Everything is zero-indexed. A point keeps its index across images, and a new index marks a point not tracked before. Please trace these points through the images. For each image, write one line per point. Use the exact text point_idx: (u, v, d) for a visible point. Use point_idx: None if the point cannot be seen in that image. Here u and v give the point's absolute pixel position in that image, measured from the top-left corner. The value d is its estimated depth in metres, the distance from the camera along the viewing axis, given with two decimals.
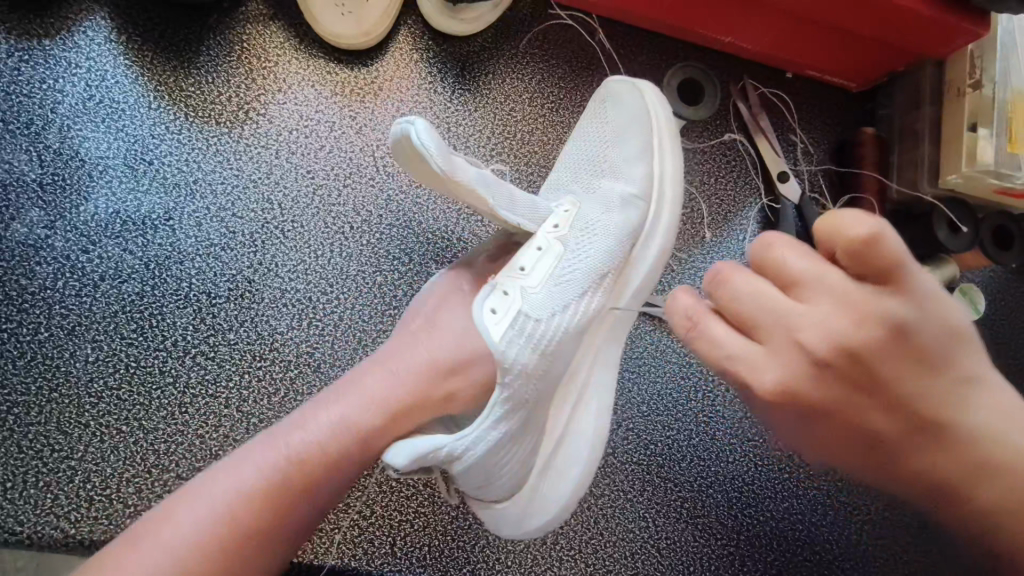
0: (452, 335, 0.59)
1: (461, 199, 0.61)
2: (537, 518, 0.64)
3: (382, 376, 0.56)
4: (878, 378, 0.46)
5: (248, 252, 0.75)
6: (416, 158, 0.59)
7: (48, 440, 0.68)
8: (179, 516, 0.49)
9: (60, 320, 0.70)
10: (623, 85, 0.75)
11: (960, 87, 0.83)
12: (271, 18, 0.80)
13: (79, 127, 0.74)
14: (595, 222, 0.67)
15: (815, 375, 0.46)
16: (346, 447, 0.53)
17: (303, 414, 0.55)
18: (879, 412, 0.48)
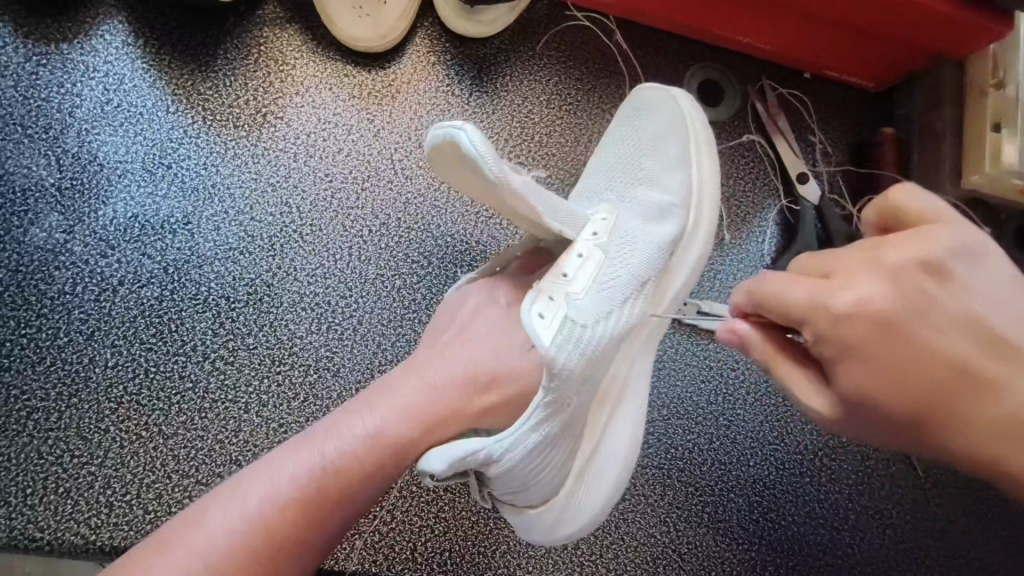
0: (486, 346, 0.59)
1: (507, 206, 0.61)
2: (569, 524, 0.64)
3: (418, 384, 0.56)
4: (939, 310, 0.48)
5: (266, 256, 0.75)
6: (464, 164, 0.58)
7: (69, 446, 0.67)
8: (212, 518, 0.48)
9: (80, 325, 0.70)
10: (659, 92, 0.75)
11: (982, 87, 0.82)
12: (287, 21, 0.79)
13: (97, 131, 0.73)
14: (636, 230, 0.67)
15: (885, 308, 0.48)
16: (382, 455, 0.53)
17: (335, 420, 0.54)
18: (947, 348, 0.48)
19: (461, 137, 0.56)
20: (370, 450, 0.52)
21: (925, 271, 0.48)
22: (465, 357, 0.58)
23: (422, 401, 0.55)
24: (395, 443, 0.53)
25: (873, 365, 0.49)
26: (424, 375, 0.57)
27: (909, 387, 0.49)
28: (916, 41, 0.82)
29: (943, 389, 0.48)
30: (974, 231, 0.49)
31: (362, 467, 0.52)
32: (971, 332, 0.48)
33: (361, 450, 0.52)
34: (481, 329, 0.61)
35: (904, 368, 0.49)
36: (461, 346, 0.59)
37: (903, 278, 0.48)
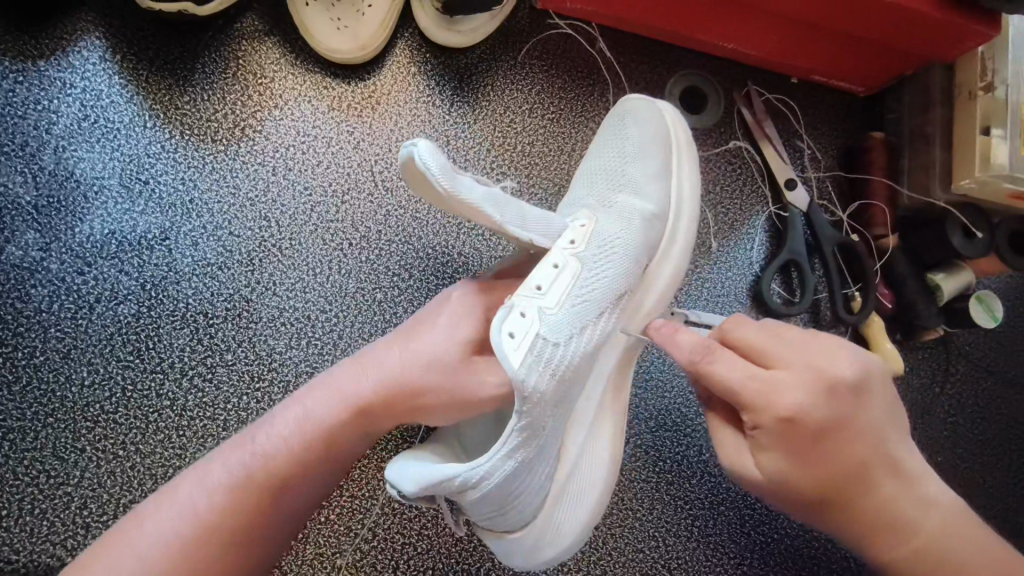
0: (433, 334, 0.58)
1: (469, 218, 0.59)
2: (550, 547, 0.62)
3: (353, 373, 0.57)
4: (855, 422, 0.53)
5: (246, 271, 0.74)
6: (420, 180, 0.57)
7: (45, 466, 0.66)
8: (155, 525, 0.50)
9: (56, 343, 0.69)
10: (642, 103, 0.74)
11: (971, 90, 0.81)
12: (266, 34, 0.79)
13: (74, 148, 0.73)
14: (615, 239, 0.65)
15: (819, 410, 0.52)
16: (320, 446, 0.54)
17: (276, 412, 0.56)
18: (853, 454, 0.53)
19: (409, 155, 0.55)
20: (308, 444, 0.54)
21: (852, 384, 0.53)
22: (412, 351, 0.57)
23: (359, 393, 0.56)
24: (336, 434, 0.55)
25: (798, 451, 0.52)
26: (359, 366, 0.57)
27: (824, 471, 0.53)
28: (902, 44, 0.81)
29: (844, 479, 0.53)
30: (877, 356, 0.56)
31: (299, 460, 0.54)
32: (875, 437, 0.54)
33: (300, 444, 0.54)
34: (437, 316, 0.60)
35: (820, 460, 0.53)
36: (400, 337, 0.59)
37: (835, 388, 0.53)
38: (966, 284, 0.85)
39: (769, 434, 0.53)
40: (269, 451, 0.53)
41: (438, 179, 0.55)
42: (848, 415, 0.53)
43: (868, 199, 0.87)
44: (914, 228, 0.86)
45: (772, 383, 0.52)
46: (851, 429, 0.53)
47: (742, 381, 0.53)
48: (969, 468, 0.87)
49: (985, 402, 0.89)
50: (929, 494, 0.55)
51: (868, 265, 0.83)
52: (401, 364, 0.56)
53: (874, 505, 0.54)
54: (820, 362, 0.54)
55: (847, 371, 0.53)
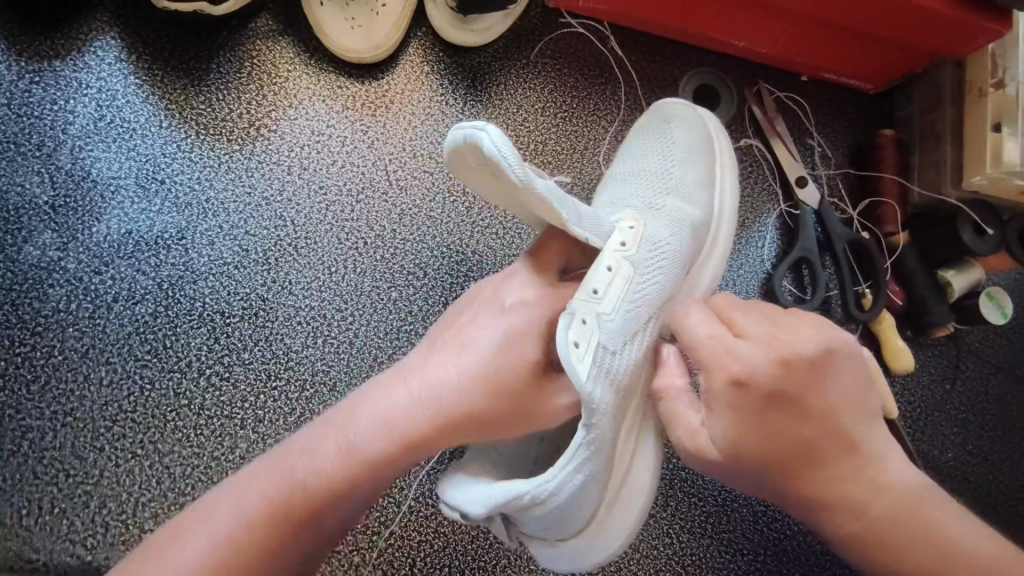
0: (485, 359, 0.55)
1: (531, 206, 0.58)
2: (602, 555, 0.62)
3: (403, 395, 0.53)
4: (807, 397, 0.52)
5: (262, 270, 0.74)
6: (486, 165, 0.55)
7: (64, 466, 0.67)
8: (188, 542, 0.47)
9: (74, 342, 0.69)
10: (681, 107, 0.76)
11: (981, 87, 0.81)
12: (281, 33, 0.79)
13: (91, 148, 0.73)
14: (665, 243, 0.65)
15: (772, 377, 0.51)
16: (371, 470, 0.51)
17: (318, 429, 0.53)
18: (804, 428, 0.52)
19: (478, 141, 0.53)
20: (357, 466, 0.50)
21: (810, 359, 0.52)
22: (467, 376, 0.55)
23: (410, 419, 0.52)
24: (388, 456, 0.52)
25: (749, 415, 0.52)
26: (415, 383, 0.54)
27: (775, 442, 0.52)
28: (913, 41, 0.81)
29: (793, 453, 0.52)
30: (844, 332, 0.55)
31: (340, 488, 0.50)
32: (828, 412, 0.52)
33: (347, 467, 0.50)
34: (487, 336, 0.57)
35: (768, 429, 0.52)
36: (458, 352, 0.56)
37: (791, 362, 0.52)
38: (976, 281, 0.86)
39: (718, 400, 0.53)
40: (314, 472, 0.50)
41: (511, 168, 0.53)
42: (802, 388, 0.52)
43: (879, 196, 0.88)
44: (924, 226, 0.87)
45: (729, 343, 0.53)
46: (803, 403, 0.52)
47: (706, 340, 0.54)
48: (978, 464, 0.87)
49: (994, 398, 0.89)
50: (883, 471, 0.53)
51: (880, 263, 0.84)
52: (465, 382, 0.54)
53: (828, 480, 0.53)
54: (784, 333, 0.54)
55: (809, 345, 0.52)
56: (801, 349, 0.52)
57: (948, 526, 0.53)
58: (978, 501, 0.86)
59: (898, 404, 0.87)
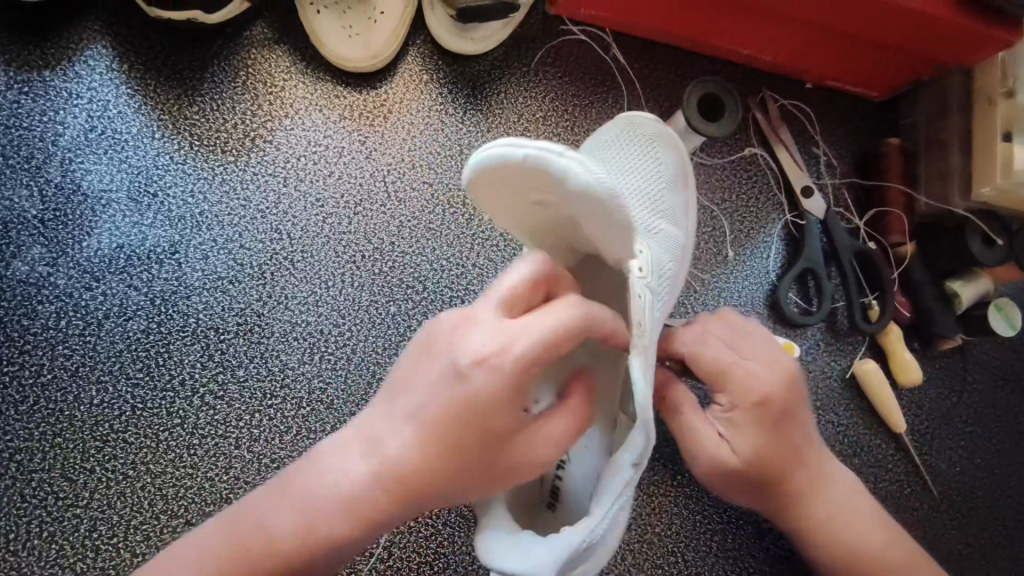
0: (427, 419, 0.46)
1: (602, 237, 0.52)
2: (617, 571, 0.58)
3: (347, 463, 0.48)
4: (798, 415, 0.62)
5: (257, 284, 0.73)
6: (552, 182, 0.48)
7: (53, 488, 0.65)
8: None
9: (64, 360, 0.68)
10: (647, 122, 0.71)
11: (990, 98, 0.80)
12: (276, 41, 0.77)
13: (81, 160, 0.71)
14: (667, 268, 0.66)
15: (780, 396, 0.61)
16: (326, 541, 0.48)
17: (278, 489, 0.50)
18: (795, 442, 0.63)
19: (552, 157, 0.45)
20: (312, 539, 0.48)
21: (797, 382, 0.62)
22: (409, 441, 0.46)
23: (352, 490, 0.47)
24: (344, 529, 0.48)
25: (761, 429, 0.60)
26: (366, 451, 0.47)
27: (776, 450, 0.61)
28: (920, 49, 0.80)
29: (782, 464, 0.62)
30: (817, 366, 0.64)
31: (294, 557, 0.48)
32: (806, 426, 0.64)
33: (300, 538, 0.48)
34: (433, 389, 0.46)
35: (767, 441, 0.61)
36: (410, 415, 0.46)
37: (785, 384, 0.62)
38: (984, 293, 0.84)
39: (737, 416, 0.61)
40: (269, 539, 0.48)
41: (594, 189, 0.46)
42: (796, 409, 0.62)
43: (885, 206, 0.87)
44: (931, 236, 0.86)
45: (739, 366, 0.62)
46: (794, 420, 0.62)
47: (725, 366, 0.62)
48: (987, 478, 0.86)
49: (1003, 411, 0.88)
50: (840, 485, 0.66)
51: (886, 274, 0.83)
52: (416, 454, 0.46)
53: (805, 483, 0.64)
54: (773, 355, 0.63)
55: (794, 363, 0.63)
56: (782, 372, 0.62)
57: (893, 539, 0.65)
58: (986, 516, 0.85)
59: (905, 417, 0.86)
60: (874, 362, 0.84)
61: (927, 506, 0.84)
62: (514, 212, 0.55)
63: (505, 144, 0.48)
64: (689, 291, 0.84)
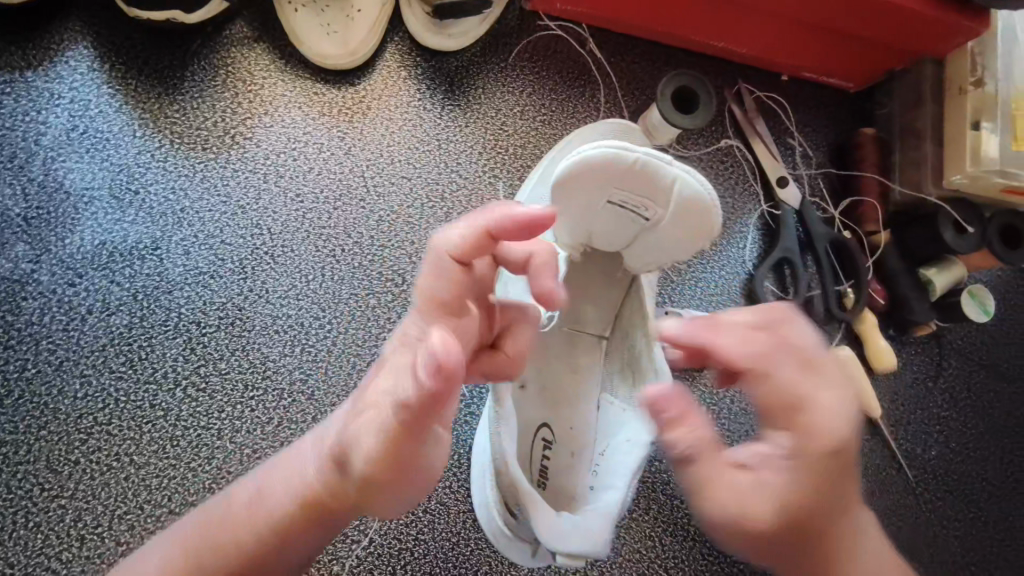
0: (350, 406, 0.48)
1: (675, 244, 0.62)
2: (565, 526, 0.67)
3: (312, 452, 0.52)
4: (843, 471, 0.45)
5: (238, 279, 0.74)
6: (656, 182, 0.58)
7: (39, 479, 0.66)
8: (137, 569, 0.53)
9: (48, 355, 0.69)
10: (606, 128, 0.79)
11: (961, 86, 0.81)
12: (255, 39, 0.78)
13: (63, 158, 0.73)
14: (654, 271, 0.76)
15: (837, 446, 0.43)
16: (271, 523, 0.51)
17: (253, 480, 0.57)
18: (842, 499, 0.47)
19: (662, 164, 0.57)
20: (257, 523, 0.52)
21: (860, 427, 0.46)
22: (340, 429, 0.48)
23: (303, 477, 0.51)
24: (290, 510, 0.51)
25: (801, 478, 0.43)
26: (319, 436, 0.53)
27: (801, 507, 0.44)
28: (892, 40, 0.81)
29: (810, 525, 0.45)
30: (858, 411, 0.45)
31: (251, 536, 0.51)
32: (854, 478, 0.47)
33: (250, 519, 0.52)
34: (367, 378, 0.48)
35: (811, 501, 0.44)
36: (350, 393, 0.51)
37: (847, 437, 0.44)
38: (958, 280, 0.85)
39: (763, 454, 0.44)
40: (226, 521, 0.53)
41: (694, 191, 0.57)
42: (844, 464, 0.45)
43: (860, 195, 0.88)
44: (904, 225, 0.87)
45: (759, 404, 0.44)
46: (849, 472, 0.46)
47: (801, 390, 0.44)
48: (962, 462, 0.87)
49: (978, 396, 0.89)
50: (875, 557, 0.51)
51: (861, 262, 0.84)
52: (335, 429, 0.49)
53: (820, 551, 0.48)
54: (824, 404, 0.44)
55: (853, 404, 0.45)
56: (839, 426, 0.43)
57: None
58: (960, 499, 0.86)
59: (880, 403, 0.87)
60: (848, 348, 0.84)
61: (903, 489, 0.85)
62: (583, 214, 0.62)
63: (617, 146, 0.57)
64: (667, 281, 0.85)
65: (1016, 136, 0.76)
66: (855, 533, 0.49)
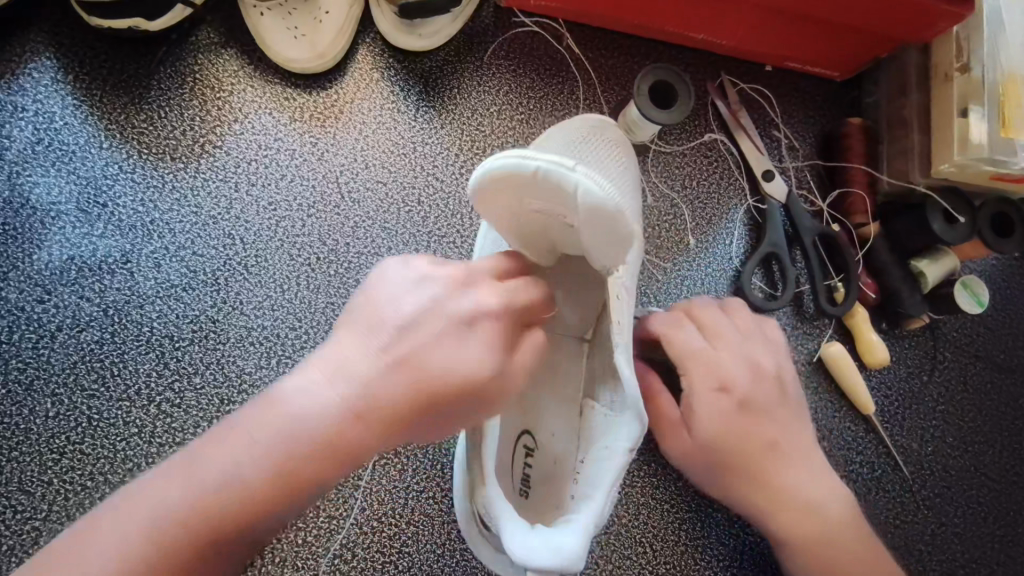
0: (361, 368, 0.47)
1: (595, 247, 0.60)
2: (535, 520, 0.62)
3: (279, 435, 0.45)
4: (732, 424, 0.67)
5: (211, 291, 0.72)
6: (559, 192, 0.55)
7: (12, 501, 0.65)
8: (205, 481, 0.45)
9: (18, 374, 0.68)
10: (591, 121, 0.76)
11: (947, 71, 0.79)
12: (223, 45, 0.77)
13: (28, 172, 0.71)
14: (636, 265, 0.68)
15: (719, 401, 0.67)
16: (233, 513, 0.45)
17: (190, 481, 0.45)
18: (741, 446, 0.67)
19: (562, 174, 0.53)
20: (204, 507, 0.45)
21: (750, 391, 0.68)
22: (372, 382, 0.47)
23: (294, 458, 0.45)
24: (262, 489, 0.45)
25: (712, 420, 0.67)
26: (279, 433, 0.45)
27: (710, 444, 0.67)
28: (875, 28, 0.79)
29: (719, 458, 0.67)
30: (734, 361, 0.69)
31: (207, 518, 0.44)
32: (760, 428, 0.68)
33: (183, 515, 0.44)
34: (415, 326, 0.49)
35: (720, 462, 0.68)
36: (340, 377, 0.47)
37: (771, 375, 0.70)
38: (950, 271, 0.83)
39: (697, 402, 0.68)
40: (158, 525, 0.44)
41: (597, 201, 0.54)
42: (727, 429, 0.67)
43: (847, 187, 0.86)
44: (893, 216, 0.84)
45: (691, 379, 0.68)
46: (745, 426, 0.67)
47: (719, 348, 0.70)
48: (959, 457, 0.85)
49: (974, 388, 0.87)
50: (805, 496, 0.67)
51: (850, 255, 0.82)
52: (341, 420, 0.46)
53: (752, 486, 0.68)
54: (730, 361, 0.69)
55: (748, 362, 0.69)
56: (733, 371, 0.68)
57: (852, 531, 0.67)
58: (959, 495, 0.84)
59: (874, 398, 0.85)
60: (841, 345, 0.83)
61: (899, 487, 0.84)
62: (505, 217, 0.61)
63: (517, 155, 0.54)
64: (651, 281, 0.84)
65: (1004, 122, 0.74)
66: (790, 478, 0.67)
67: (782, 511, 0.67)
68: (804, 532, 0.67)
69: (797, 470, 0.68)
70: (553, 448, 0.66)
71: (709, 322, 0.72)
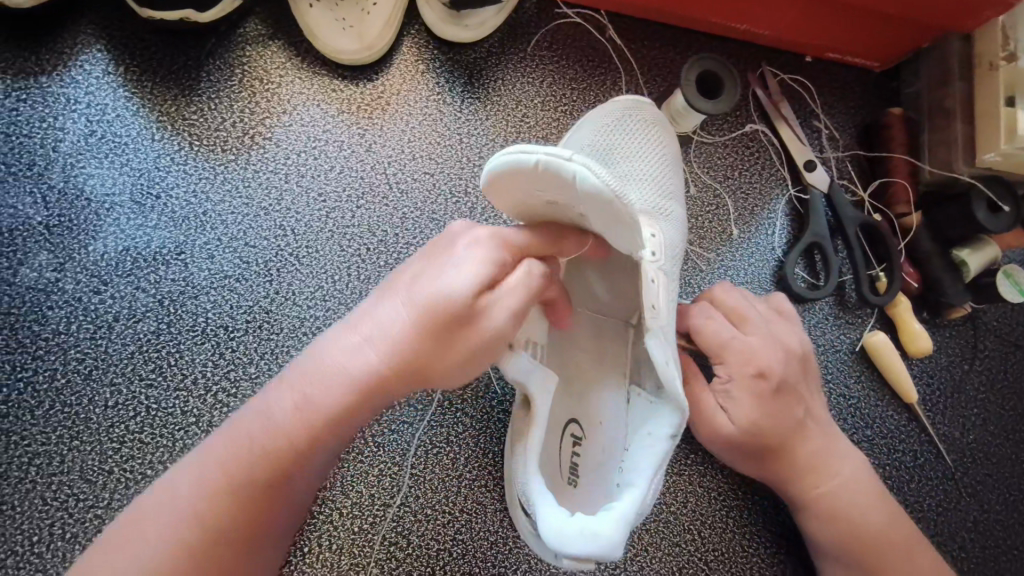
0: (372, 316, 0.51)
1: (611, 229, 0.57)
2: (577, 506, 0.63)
3: (311, 381, 0.51)
4: (766, 404, 0.67)
5: (264, 282, 0.73)
6: (560, 183, 0.52)
7: (74, 490, 0.65)
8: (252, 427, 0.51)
9: (77, 364, 0.68)
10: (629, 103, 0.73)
11: (991, 61, 0.79)
12: (270, 37, 0.77)
13: (82, 164, 0.72)
14: (672, 245, 0.68)
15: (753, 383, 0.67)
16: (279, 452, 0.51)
17: (232, 439, 0.52)
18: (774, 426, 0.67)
19: (559, 165, 0.50)
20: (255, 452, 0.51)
21: (784, 371, 0.69)
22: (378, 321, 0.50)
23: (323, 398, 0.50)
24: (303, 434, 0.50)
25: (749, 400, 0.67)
26: (304, 386, 0.51)
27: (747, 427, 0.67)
28: (920, 18, 0.79)
29: (754, 440, 0.67)
30: (766, 343, 0.69)
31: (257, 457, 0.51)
32: (792, 406, 0.68)
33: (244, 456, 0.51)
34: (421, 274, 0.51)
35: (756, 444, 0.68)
36: (363, 332, 0.51)
37: (796, 354, 0.71)
38: (991, 260, 0.83)
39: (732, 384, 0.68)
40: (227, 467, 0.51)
41: (596, 191, 0.50)
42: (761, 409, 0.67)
43: (889, 177, 0.86)
44: (935, 205, 0.85)
45: (729, 364, 0.69)
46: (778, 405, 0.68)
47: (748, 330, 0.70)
48: (1001, 446, 0.86)
49: (1015, 376, 0.88)
50: (834, 472, 0.69)
51: (892, 245, 0.82)
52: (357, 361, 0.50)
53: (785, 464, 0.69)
54: (760, 340, 0.70)
55: (779, 344, 0.70)
56: (764, 353, 0.69)
57: (879, 509, 0.69)
58: (1001, 483, 0.85)
59: (917, 388, 0.86)
60: (884, 335, 0.84)
61: (943, 475, 0.84)
62: (527, 205, 0.61)
63: (518, 150, 0.52)
64: (695, 271, 0.84)
65: None
66: (819, 455, 0.69)
67: (812, 485, 0.69)
68: (836, 507, 0.69)
69: (825, 447, 0.70)
70: (600, 437, 0.67)
71: (735, 305, 0.72)
